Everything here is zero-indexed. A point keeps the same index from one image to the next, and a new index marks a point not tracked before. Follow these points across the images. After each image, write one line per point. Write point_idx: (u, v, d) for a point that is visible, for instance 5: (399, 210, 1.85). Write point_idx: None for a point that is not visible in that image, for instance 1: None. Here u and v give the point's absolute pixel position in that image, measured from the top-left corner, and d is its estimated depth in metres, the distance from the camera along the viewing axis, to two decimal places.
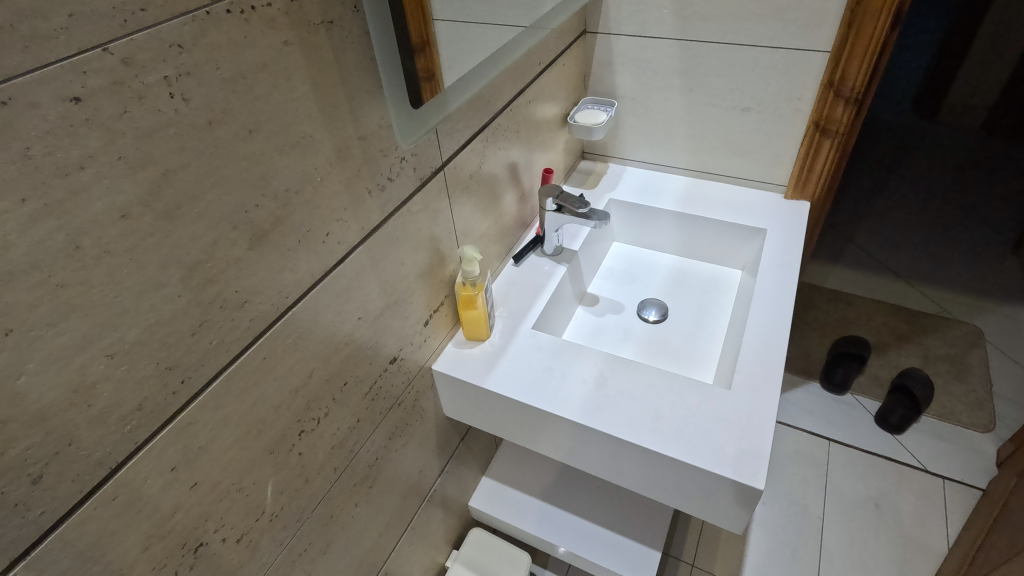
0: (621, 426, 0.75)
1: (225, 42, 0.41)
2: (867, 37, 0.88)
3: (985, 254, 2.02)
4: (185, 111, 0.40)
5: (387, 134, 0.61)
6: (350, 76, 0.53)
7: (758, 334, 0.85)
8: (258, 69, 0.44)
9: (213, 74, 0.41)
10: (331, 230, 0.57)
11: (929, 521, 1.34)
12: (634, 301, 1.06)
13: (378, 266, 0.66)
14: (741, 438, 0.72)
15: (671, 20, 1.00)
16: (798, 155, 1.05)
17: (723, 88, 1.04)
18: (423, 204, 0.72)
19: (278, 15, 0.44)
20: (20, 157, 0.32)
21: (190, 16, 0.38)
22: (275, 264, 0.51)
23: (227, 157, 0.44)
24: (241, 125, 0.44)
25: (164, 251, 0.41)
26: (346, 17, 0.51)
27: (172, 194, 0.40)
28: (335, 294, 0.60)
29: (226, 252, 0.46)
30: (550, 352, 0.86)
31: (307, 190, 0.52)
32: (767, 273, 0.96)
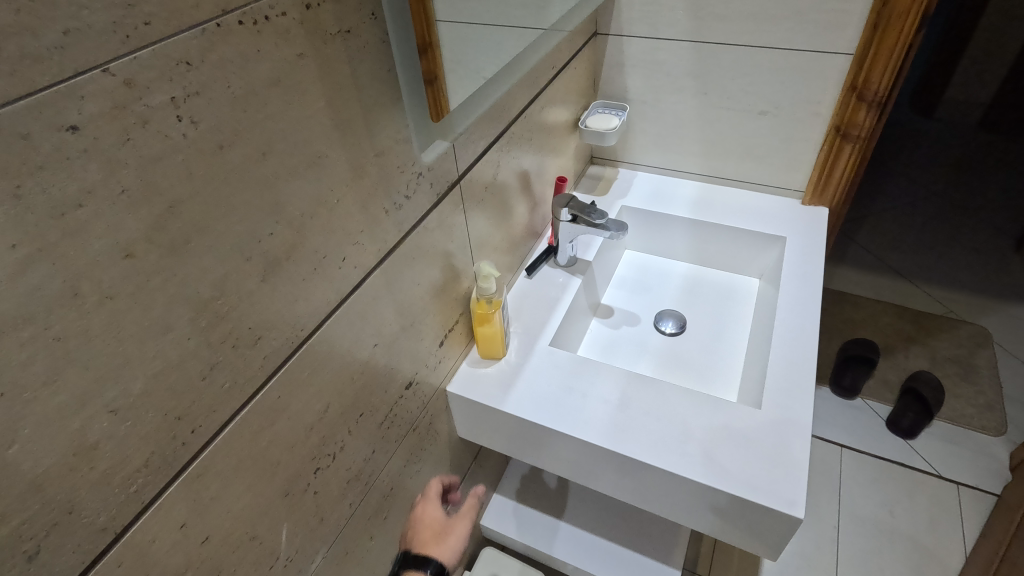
0: (647, 450, 0.71)
1: (236, 57, 0.37)
2: (893, 40, 0.85)
3: (989, 252, 2.01)
4: (194, 135, 0.35)
5: (403, 148, 0.57)
6: (366, 89, 0.49)
7: (785, 349, 0.82)
8: (271, 85, 0.40)
9: (223, 92, 0.37)
10: (346, 253, 0.53)
11: (945, 527, 1.32)
12: (649, 311, 1.02)
13: (393, 288, 0.62)
14: (774, 462, 0.69)
15: (685, 21, 0.96)
16: (817, 160, 1.02)
17: (739, 91, 1.00)
18: (438, 221, 0.68)
19: (293, 25, 0.40)
20: (10, 198, 0.27)
21: (197, 29, 0.34)
22: (289, 295, 0.47)
23: (239, 183, 0.40)
24: (254, 147, 0.40)
25: (171, 291, 0.37)
26: (362, 25, 0.46)
27: (178, 228, 0.36)
28: (350, 322, 0.56)
29: (238, 286, 0.42)
30: (569, 370, 0.82)
31: (323, 213, 0.48)
32: (789, 283, 0.93)
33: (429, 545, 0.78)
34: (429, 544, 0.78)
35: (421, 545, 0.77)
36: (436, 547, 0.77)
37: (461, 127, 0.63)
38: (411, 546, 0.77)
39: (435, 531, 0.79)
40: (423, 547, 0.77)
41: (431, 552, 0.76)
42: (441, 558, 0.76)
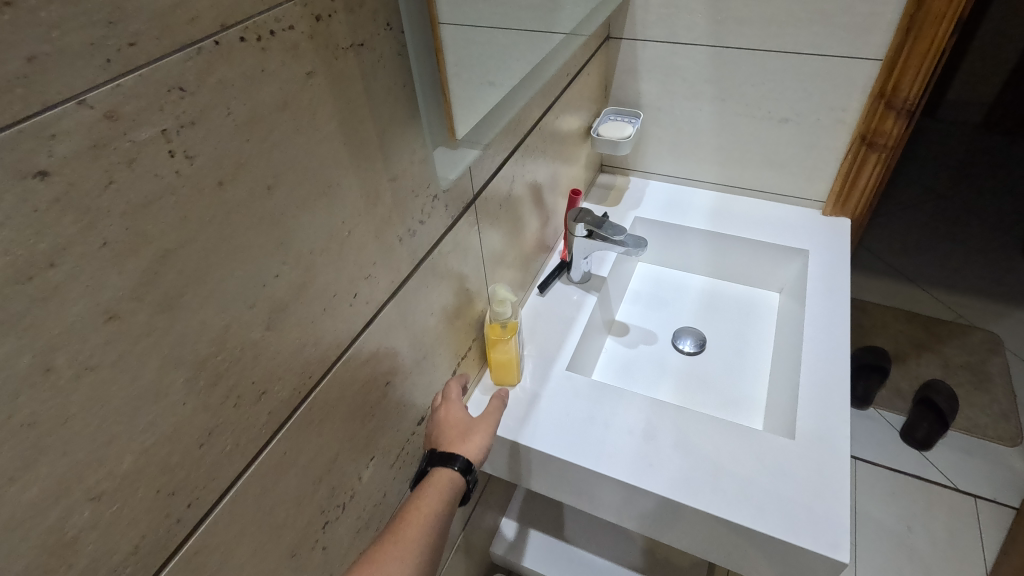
0: (677, 487, 0.67)
1: (239, 78, 0.32)
2: (926, 45, 0.80)
3: (996, 255, 1.98)
4: (189, 172, 0.30)
5: (418, 170, 0.52)
6: (381, 108, 0.44)
7: (815, 372, 0.78)
8: (277, 109, 0.35)
9: (224, 120, 0.31)
10: (358, 288, 0.47)
11: (964, 543, 1.29)
12: (666, 328, 0.98)
13: (406, 319, 0.57)
14: (813, 500, 0.65)
15: (705, 25, 0.91)
16: (840, 169, 0.97)
17: (759, 98, 0.95)
18: (453, 243, 0.63)
19: (302, 40, 0.35)
20: None
21: (193, 48, 0.29)
22: (297, 341, 0.42)
23: (241, 222, 0.34)
24: (259, 180, 0.35)
25: (164, 352, 0.32)
26: (377, 37, 0.41)
27: (172, 280, 0.31)
28: (361, 361, 0.51)
29: (240, 338, 0.37)
30: (588, 398, 0.77)
31: (334, 248, 0.43)
32: (814, 299, 0.89)
33: (453, 440, 0.64)
34: (455, 438, 0.64)
35: (444, 440, 0.63)
36: (461, 439, 0.64)
37: (485, 139, 0.57)
38: (434, 440, 0.64)
39: (458, 423, 0.65)
40: (448, 440, 0.63)
41: (458, 447, 0.63)
42: (470, 456, 0.63)
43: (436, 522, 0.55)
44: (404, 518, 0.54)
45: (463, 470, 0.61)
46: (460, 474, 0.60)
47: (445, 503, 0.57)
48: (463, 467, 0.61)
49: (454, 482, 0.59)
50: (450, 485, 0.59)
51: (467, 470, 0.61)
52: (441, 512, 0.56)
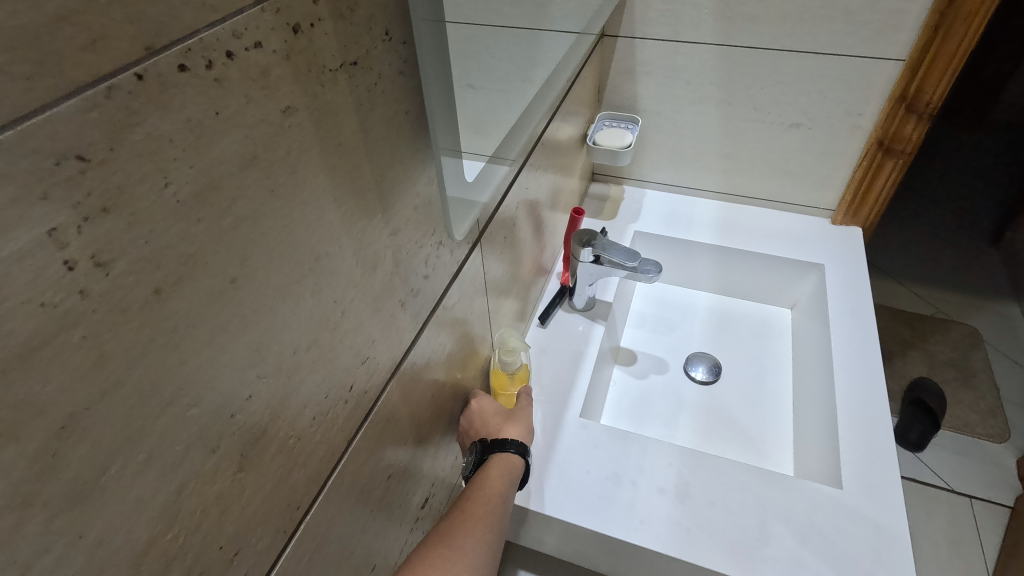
0: (721, 554, 0.59)
1: (181, 128, 0.20)
2: (954, 45, 0.74)
3: (968, 246, 2.00)
4: (104, 288, 0.19)
5: (422, 216, 0.41)
6: (380, 145, 0.33)
7: (853, 408, 0.71)
8: (243, 167, 0.23)
9: (160, 196, 0.20)
10: (354, 379, 0.36)
11: (965, 546, 1.27)
12: (677, 353, 0.90)
13: (410, 395, 0.47)
14: (875, 563, 0.58)
15: (712, 21, 0.82)
16: (853, 177, 0.91)
17: (769, 102, 0.88)
18: (458, 293, 0.53)
19: (275, 63, 0.24)
20: None
21: (99, 90, 0.17)
22: (280, 470, 0.31)
23: (195, 341, 0.23)
24: (218, 274, 0.23)
25: (80, 563, 0.20)
26: (373, 52, 0.30)
27: (86, 455, 0.19)
28: (360, 463, 0.40)
29: (201, 496, 0.25)
30: (609, 450, 0.68)
31: (324, 338, 0.32)
32: (839, 321, 0.82)
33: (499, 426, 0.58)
34: (500, 422, 0.59)
35: (489, 429, 0.58)
36: (508, 422, 0.59)
37: (509, 154, 0.58)
38: (477, 432, 0.59)
39: (498, 409, 0.60)
40: (494, 427, 0.58)
41: (507, 431, 0.58)
42: (520, 439, 0.59)
43: (505, 500, 0.52)
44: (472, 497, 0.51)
45: (519, 453, 0.57)
46: (517, 457, 0.57)
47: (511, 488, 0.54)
48: (518, 450, 0.57)
49: (514, 467, 0.56)
50: (511, 468, 0.55)
51: (522, 452, 0.58)
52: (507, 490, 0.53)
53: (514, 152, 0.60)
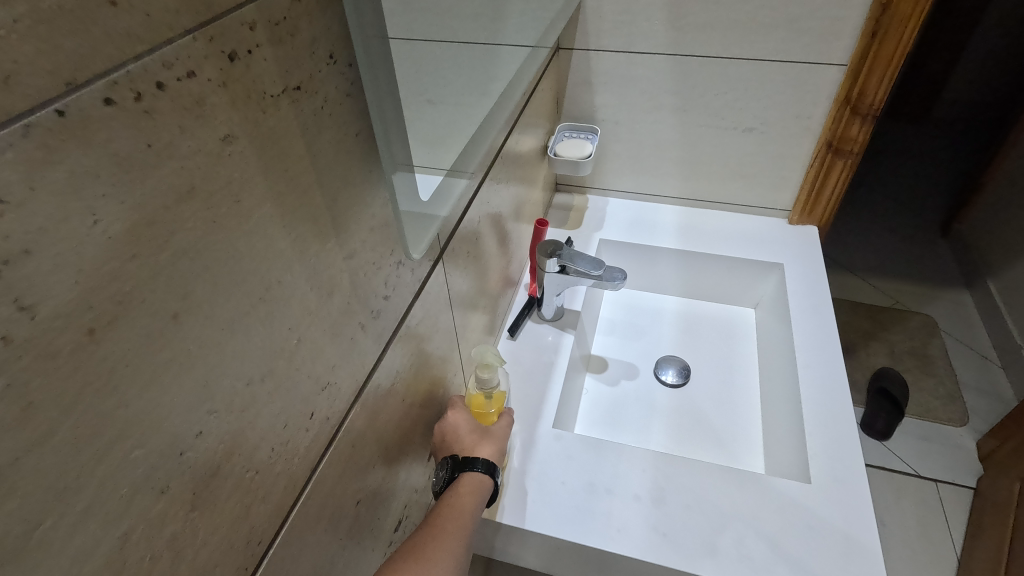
0: (702, 559, 0.59)
1: (110, 165, 0.20)
2: (891, 49, 0.77)
3: (921, 238, 2.08)
4: (29, 333, 0.18)
5: (380, 237, 0.41)
6: (331, 170, 0.33)
7: (818, 403, 0.73)
8: (179, 202, 0.23)
9: (84, 234, 0.19)
10: (315, 407, 0.35)
11: (935, 530, 1.31)
12: (646, 358, 0.91)
13: (377, 418, 0.46)
14: (844, 554, 0.59)
15: (663, 32, 0.84)
16: (806, 177, 0.94)
17: (723, 108, 0.90)
18: (422, 311, 0.52)
19: (208, 91, 0.23)
20: None
21: (11, 129, 0.17)
22: (239, 506, 0.30)
23: (133, 379, 0.22)
24: (157, 312, 0.23)
25: None
26: (318, 75, 0.30)
27: (14, 512, 0.18)
28: (327, 490, 0.39)
29: (151, 543, 0.24)
30: (583, 460, 0.68)
31: (281, 367, 0.31)
32: (801, 319, 0.84)
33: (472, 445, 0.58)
34: (474, 440, 0.58)
35: (461, 446, 0.58)
36: (481, 441, 0.59)
37: (469, 168, 0.57)
38: (449, 448, 0.58)
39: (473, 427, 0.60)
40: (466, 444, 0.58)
41: (478, 450, 0.58)
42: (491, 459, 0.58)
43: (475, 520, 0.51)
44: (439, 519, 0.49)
45: (489, 473, 0.56)
46: (486, 477, 0.56)
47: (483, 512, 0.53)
48: (487, 470, 0.56)
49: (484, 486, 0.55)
50: (480, 486, 0.55)
51: (493, 473, 0.57)
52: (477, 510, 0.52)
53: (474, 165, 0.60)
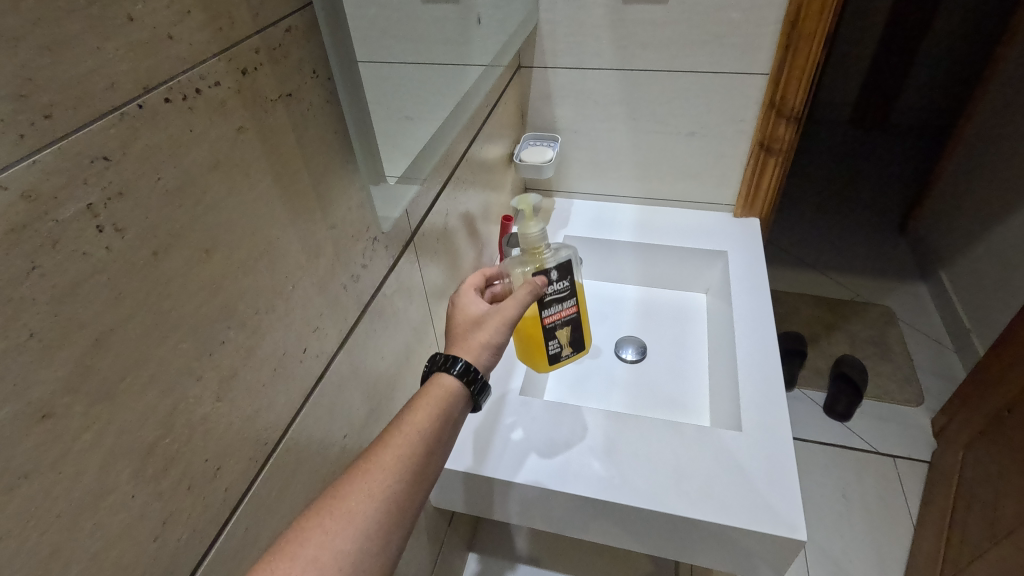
0: (645, 495, 0.68)
1: (167, 141, 0.30)
2: (803, 59, 0.89)
3: (879, 235, 2.20)
4: (120, 247, 0.28)
5: (358, 215, 0.51)
6: (316, 157, 0.43)
7: (751, 366, 0.83)
8: (209, 170, 0.33)
9: (154, 186, 0.29)
10: (307, 344, 0.45)
11: (892, 502, 1.40)
12: (608, 339, 1.00)
13: (359, 368, 0.55)
14: (768, 487, 0.68)
15: (610, 50, 0.96)
16: (745, 174, 1.06)
17: (667, 114, 1.02)
18: (397, 284, 0.62)
19: (228, 96, 0.34)
20: None
21: (114, 115, 0.27)
22: (249, 409, 0.39)
23: (181, 293, 0.32)
24: (195, 246, 0.32)
25: (106, 444, 0.28)
26: (305, 86, 0.41)
27: (109, 366, 0.28)
28: (318, 417, 0.49)
29: (189, 416, 0.34)
30: (545, 420, 0.78)
31: (280, 306, 0.41)
32: (740, 297, 0.95)
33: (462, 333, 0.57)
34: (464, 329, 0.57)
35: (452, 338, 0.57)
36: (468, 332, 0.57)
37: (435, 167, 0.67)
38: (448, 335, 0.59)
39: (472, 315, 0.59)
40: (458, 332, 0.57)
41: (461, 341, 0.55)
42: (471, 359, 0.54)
43: (432, 449, 0.46)
44: (385, 449, 0.43)
45: (462, 378, 0.51)
46: (456, 383, 0.51)
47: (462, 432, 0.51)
48: (461, 373, 0.51)
49: (454, 403, 0.50)
50: (447, 399, 0.50)
51: (468, 379, 0.52)
52: (438, 438, 0.47)
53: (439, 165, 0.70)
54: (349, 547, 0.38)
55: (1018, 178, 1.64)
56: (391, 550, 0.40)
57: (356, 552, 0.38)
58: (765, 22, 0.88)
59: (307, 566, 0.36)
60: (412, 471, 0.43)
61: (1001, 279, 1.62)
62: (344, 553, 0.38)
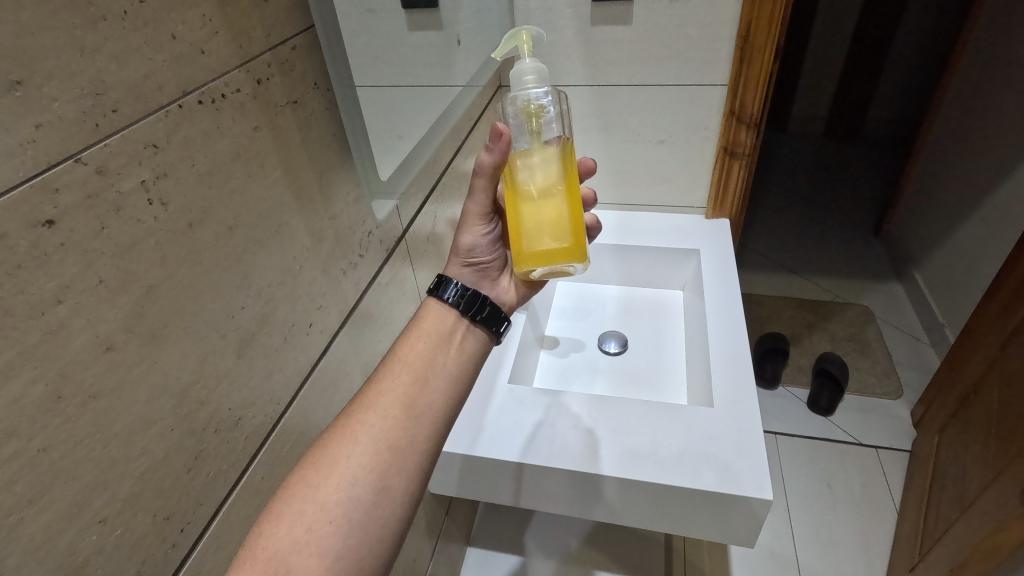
0: (623, 467, 0.74)
1: (200, 134, 0.37)
2: (757, 70, 0.97)
3: (855, 239, 2.29)
4: (164, 218, 0.34)
5: (355, 208, 0.58)
6: (318, 156, 0.50)
7: (721, 349, 0.90)
8: (231, 160, 0.40)
9: (190, 171, 0.36)
10: (313, 318, 0.51)
11: (875, 490, 1.45)
12: (592, 335, 1.07)
13: (359, 348, 0.61)
14: (736, 455, 0.75)
15: (582, 68, 1.05)
16: (713, 177, 1.14)
17: (637, 125, 1.10)
18: (391, 275, 0.68)
19: (247, 100, 0.41)
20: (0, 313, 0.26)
21: (162, 111, 0.34)
22: (264, 370, 0.45)
23: (210, 260, 0.39)
24: (221, 222, 0.39)
25: (153, 380, 0.35)
26: (308, 94, 0.48)
27: (156, 314, 0.34)
28: (322, 388, 0.55)
29: (216, 366, 0.40)
30: (530, 403, 0.84)
31: (289, 282, 0.48)
32: (712, 289, 1.02)
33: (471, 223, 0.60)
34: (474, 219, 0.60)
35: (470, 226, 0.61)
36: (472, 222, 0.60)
37: (423, 172, 0.74)
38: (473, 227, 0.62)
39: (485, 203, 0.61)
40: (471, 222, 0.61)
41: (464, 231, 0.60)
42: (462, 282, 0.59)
43: (415, 394, 0.50)
44: (363, 404, 0.48)
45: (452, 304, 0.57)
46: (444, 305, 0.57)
47: (462, 369, 0.54)
48: (452, 300, 0.57)
49: (439, 343, 0.54)
50: (432, 347, 0.54)
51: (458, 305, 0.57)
52: (421, 382, 0.51)
53: (428, 172, 0.77)
54: (335, 496, 0.43)
55: (980, 178, 1.73)
56: (384, 491, 0.45)
57: (343, 499, 0.43)
58: (721, 37, 0.97)
59: (296, 517, 0.41)
60: (394, 418, 0.48)
61: (968, 275, 1.70)
62: (331, 503, 0.42)
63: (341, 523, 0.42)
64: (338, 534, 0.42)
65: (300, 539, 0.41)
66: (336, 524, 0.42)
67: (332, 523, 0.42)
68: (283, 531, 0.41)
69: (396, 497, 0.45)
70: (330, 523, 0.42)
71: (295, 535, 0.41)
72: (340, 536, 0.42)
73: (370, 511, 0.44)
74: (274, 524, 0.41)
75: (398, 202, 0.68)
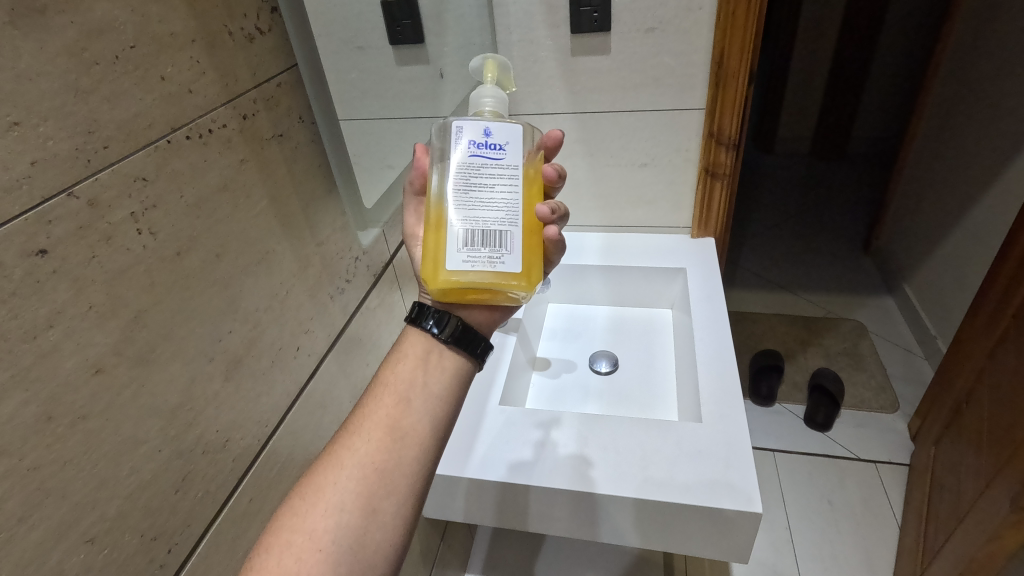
0: (614, 486, 0.75)
1: (188, 167, 0.39)
2: (732, 92, 1.01)
3: (845, 255, 2.32)
4: (153, 245, 0.36)
5: (342, 234, 0.60)
6: (304, 185, 0.53)
7: (710, 364, 0.91)
8: (218, 190, 0.42)
9: (178, 202, 0.38)
10: (300, 342, 0.53)
11: (876, 505, 1.44)
12: (584, 355, 1.08)
13: (347, 371, 0.63)
14: (726, 469, 0.75)
15: (564, 96, 1.09)
16: (696, 197, 1.17)
17: (620, 149, 1.14)
18: (379, 299, 0.70)
19: (233, 134, 0.43)
20: None
21: (150, 147, 0.36)
22: (252, 392, 0.47)
23: (198, 287, 0.40)
24: (208, 250, 0.41)
25: (141, 402, 0.36)
26: (293, 128, 0.51)
27: (145, 338, 0.36)
28: (311, 410, 0.56)
29: (204, 388, 0.41)
30: (522, 424, 0.84)
31: (276, 306, 0.49)
32: (700, 307, 1.03)
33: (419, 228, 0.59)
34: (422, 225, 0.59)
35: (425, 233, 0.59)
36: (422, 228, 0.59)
37: None
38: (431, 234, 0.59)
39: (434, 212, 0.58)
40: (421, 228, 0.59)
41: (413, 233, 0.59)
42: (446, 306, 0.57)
43: (400, 416, 0.50)
44: (350, 430, 0.49)
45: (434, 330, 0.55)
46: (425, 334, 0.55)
47: (446, 389, 0.54)
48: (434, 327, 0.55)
49: (419, 364, 0.54)
50: (417, 369, 0.54)
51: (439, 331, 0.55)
52: (406, 404, 0.51)
53: None
54: (323, 524, 0.44)
55: (961, 192, 1.77)
56: (373, 515, 0.46)
57: (331, 526, 0.44)
58: (696, 64, 1.01)
59: (286, 548, 0.43)
60: (379, 441, 0.49)
61: (956, 287, 1.72)
62: (320, 531, 0.44)
63: (331, 550, 0.44)
64: (329, 561, 0.43)
65: (292, 569, 0.42)
66: (325, 551, 0.43)
67: (322, 550, 0.43)
68: (274, 562, 0.42)
69: (386, 520, 0.46)
70: (319, 551, 0.43)
71: (286, 565, 0.42)
72: (329, 562, 0.43)
73: (359, 536, 0.45)
74: (265, 556, 0.42)
75: (386, 229, 0.70)
